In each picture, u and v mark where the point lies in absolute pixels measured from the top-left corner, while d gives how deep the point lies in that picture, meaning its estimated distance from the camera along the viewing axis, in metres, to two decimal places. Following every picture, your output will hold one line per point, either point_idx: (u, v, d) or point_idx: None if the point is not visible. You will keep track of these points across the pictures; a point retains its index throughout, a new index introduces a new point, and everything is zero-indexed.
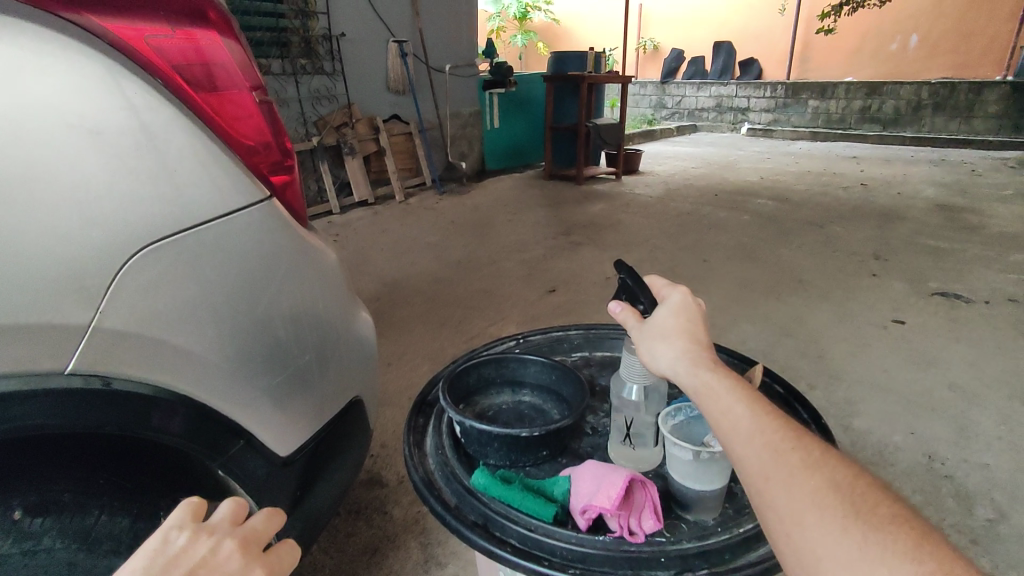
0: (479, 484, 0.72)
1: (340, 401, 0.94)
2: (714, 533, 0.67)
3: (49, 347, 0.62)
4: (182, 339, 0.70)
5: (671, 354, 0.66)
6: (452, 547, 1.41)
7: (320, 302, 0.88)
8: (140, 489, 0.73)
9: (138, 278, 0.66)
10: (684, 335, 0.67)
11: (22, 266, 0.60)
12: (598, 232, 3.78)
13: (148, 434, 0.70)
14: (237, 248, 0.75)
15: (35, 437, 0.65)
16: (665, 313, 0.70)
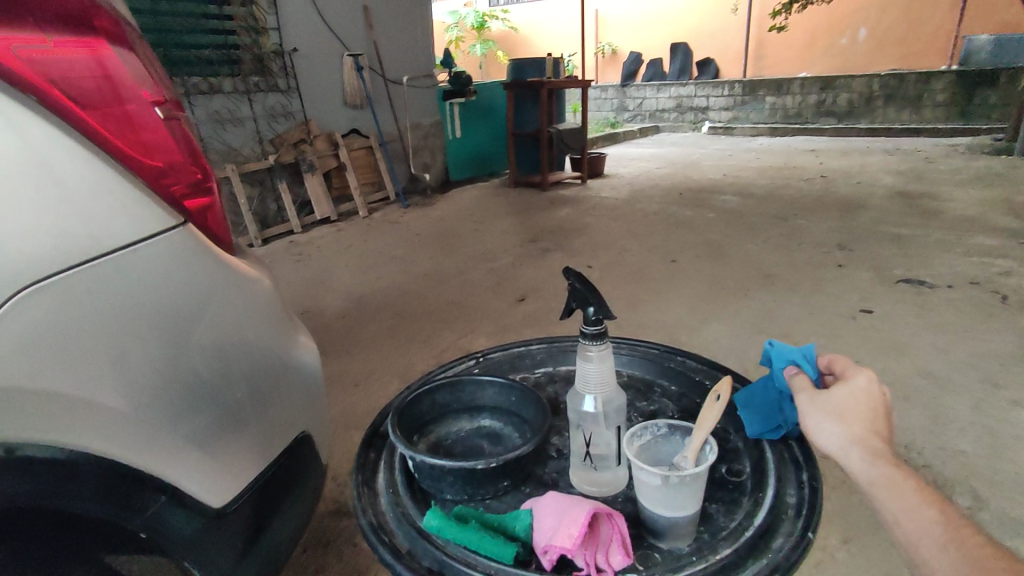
0: (432, 526, 0.65)
1: (283, 440, 0.86)
2: (691, 564, 0.61)
3: None
4: (76, 388, 0.62)
5: (841, 437, 0.69)
6: None
7: (251, 333, 0.80)
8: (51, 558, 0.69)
9: (20, 324, 0.58)
10: (846, 418, 0.70)
11: None
12: (566, 237, 3.75)
13: (50, 502, 0.63)
14: (144, 279, 0.67)
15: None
16: (842, 394, 0.72)
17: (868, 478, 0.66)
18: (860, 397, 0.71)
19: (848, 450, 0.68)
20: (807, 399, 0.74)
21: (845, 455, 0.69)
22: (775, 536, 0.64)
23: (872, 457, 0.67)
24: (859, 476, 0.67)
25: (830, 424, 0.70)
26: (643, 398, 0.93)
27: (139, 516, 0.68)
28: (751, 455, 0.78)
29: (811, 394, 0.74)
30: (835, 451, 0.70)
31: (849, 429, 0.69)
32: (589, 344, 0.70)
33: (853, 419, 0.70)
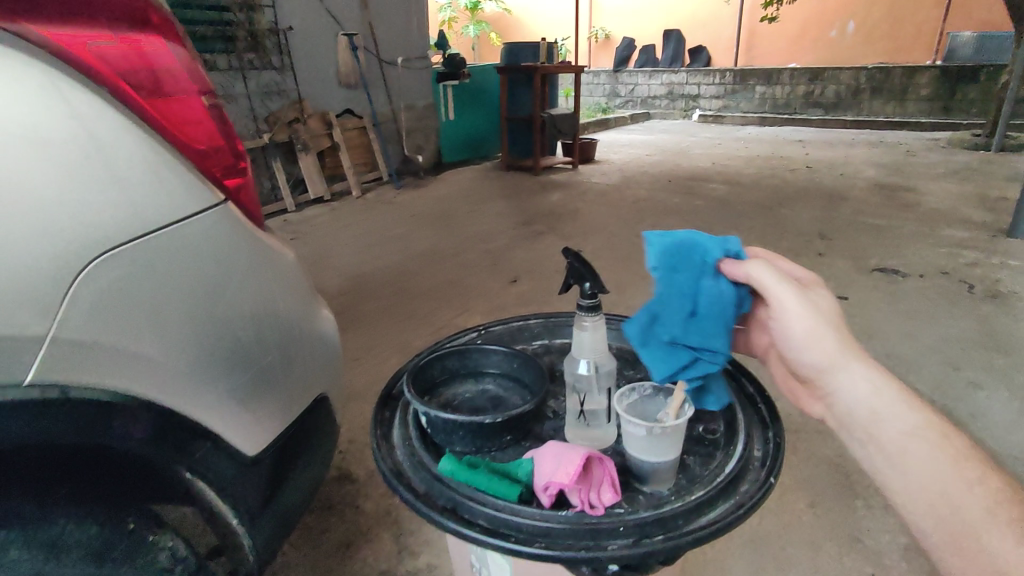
0: (446, 470, 0.76)
1: (306, 400, 0.95)
2: (668, 502, 0.72)
3: (8, 359, 0.62)
4: (139, 344, 0.70)
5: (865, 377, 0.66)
6: (424, 537, 1.47)
7: (280, 302, 0.89)
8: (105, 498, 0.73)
9: (95, 286, 0.66)
10: (843, 334, 0.68)
11: None
12: (557, 221, 3.83)
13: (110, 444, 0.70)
14: (195, 251, 0.76)
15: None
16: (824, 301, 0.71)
17: (879, 411, 0.64)
18: (837, 306, 0.71)
19: (849, 364, 0.67)
20: (795, 294, 0.70)
21: (848, 370, 0.66)
22: (741, 482, 0.75)
23: (884, 387, 0.66)
24: (890, 419, 0.64)
25: (825, 330, 0.68)
26: (631, 367, 1.03)
27: (186, 459, 0.77)
28: (725, 416, 0.89)
29: (801, 292, 0.71)
30: (829, 357, 0.67)
31: (836, 337, 0.68)
32: (585, 316, 0.80)
33: (836, 325, 0.69)
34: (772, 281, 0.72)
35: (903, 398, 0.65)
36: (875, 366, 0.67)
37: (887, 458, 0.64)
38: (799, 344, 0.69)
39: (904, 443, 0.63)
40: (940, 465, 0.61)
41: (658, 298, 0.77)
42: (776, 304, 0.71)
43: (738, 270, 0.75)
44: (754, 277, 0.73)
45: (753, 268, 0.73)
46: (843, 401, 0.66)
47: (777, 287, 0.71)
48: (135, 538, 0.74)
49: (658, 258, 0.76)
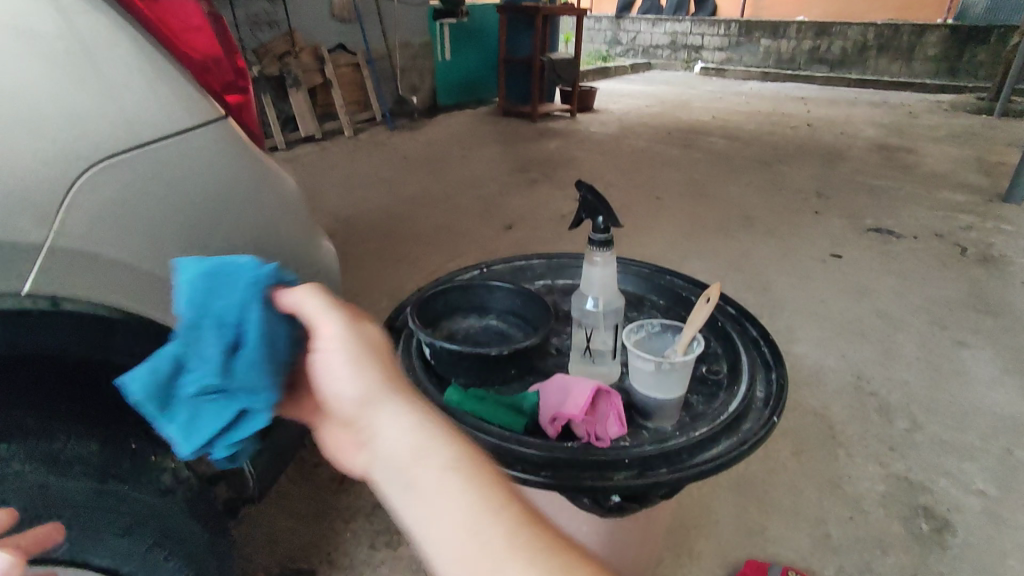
0: (454, 400, 0.75)
1: None
2: (672, 437, 0.72)
3: (6, 265, 0.60)
4: (140, 259, 0.68)
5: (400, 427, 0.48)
6: None
7: (284, 227, 0.87)
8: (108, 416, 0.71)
9: (92, 195, 0.64)
10: (371, 368, 0.50)
11: None
12: (554, 169, 3.77)
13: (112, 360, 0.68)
14: (196, 165, 0.73)
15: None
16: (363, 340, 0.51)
17: (424, 448, 0.47)
18: (378, 334, 0.53)
19: (380, 406, 0.49)
20: (340, 321, 0.51)
21: (384, 413, 0.49)
22: (744, 421, 0.76)
23: (424, 422, 0.49)
24: (399, 458, 0.47)
25: (369, 368, 0.50)
26: (634, 309, 1.03)
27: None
28: (728, 358, 0.90)
29: (348, 321, 0.52)
30: (361, 394, 0.49)
31: (375, 373, 0.50)
32: (597, 251, 0.79)
33: (375, 357, 0.51)
34: (323, 310, 0.52)
35: (447, 445, 0.48)
36: (427, 407, 0.51)
37: (416, 505, 0.46)
38: (339, 381, 0.50)
39: (435, 482, 0.46)
40: (459, 524, 0.45)
41: (183, 346, 0.53)
42: (323, 334, 0.51)
43: (297, 296, 0.53)
44: (304, 306, 0.52)
45: (304, 297, 0.53)
46: (382, 452, 0.48)
47: (320, 318, 0.51)
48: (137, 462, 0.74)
49: (183, 297, 0.52)
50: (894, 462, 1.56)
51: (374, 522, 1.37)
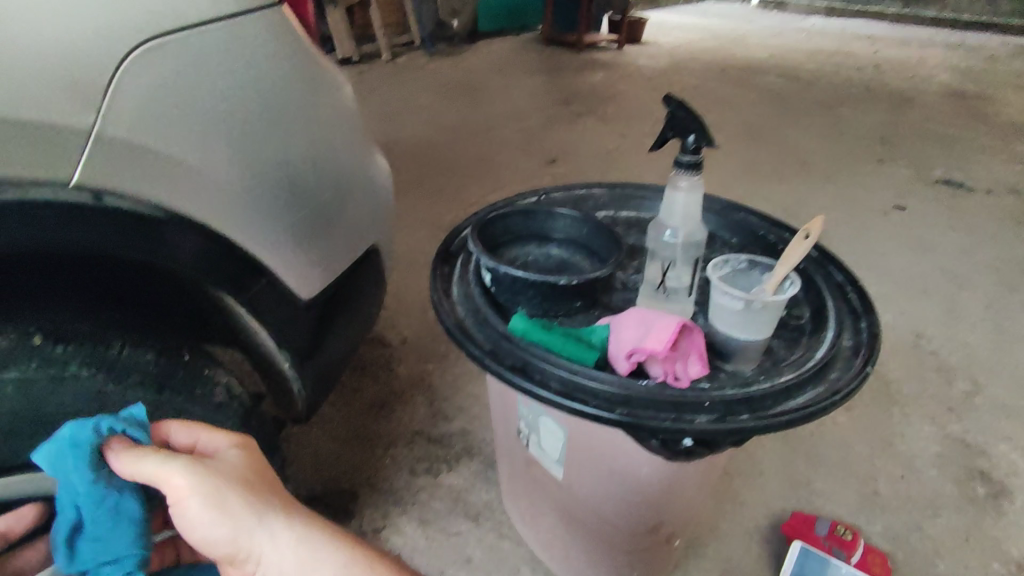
0: (517, 329, 0.71)
1: (358, 250, 0.89)
2: (757, 382, 0.67)
3: (51, 149, 0.55)
4: (192, 155, 0.63)
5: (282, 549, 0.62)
6: (458, 403, 1.49)
7: (337, 137, 0.80)
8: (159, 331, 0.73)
9: (142, 79, 0.59)
10: (243, 501, 0.62)
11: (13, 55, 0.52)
12: (600, 102, 3.58)
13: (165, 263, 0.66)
14: (249, 58, 0.67)
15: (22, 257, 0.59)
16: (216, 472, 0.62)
17: (305, 563, 0.62)
18: (249, 462, 0.66)
19: (275, 530, 0.63)
20: (182, 469, 0.60)
21: (265, 528, 0.62)
22: (831, 369, 0.70)
23: (309, 532, 0.64)
24: (284, 564, 0.62)
25: (213, 506, 0.61)
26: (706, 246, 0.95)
27: (241, 292, 0.74)
28: (812, 302, 0.82)
29: (191, 468, 0.61)
30: (240, 538, 0.62)
31: (251, 508, 0.62)
32: (683, 175, 0.73)
33: (248, 478, 0.64)
34: (164, 468, 0.60)
35: (327, 541, 0.64)
36: (297, 509, 0.65)
37: None
38: (206, 526, 0.61)
39: None
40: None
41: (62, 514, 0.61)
42: (178, 497, 0.60)
43: (131, 456, 0.60)
44: (144, 469, 0.60)
45: (137, 457, 0.60)
46: (277, 560, 0.62)
47: (164, 474, 0.60)
48: (189, 372, 0.75)
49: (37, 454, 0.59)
50: (951, 423, 1.49)
51: (413, 448, 1.37)
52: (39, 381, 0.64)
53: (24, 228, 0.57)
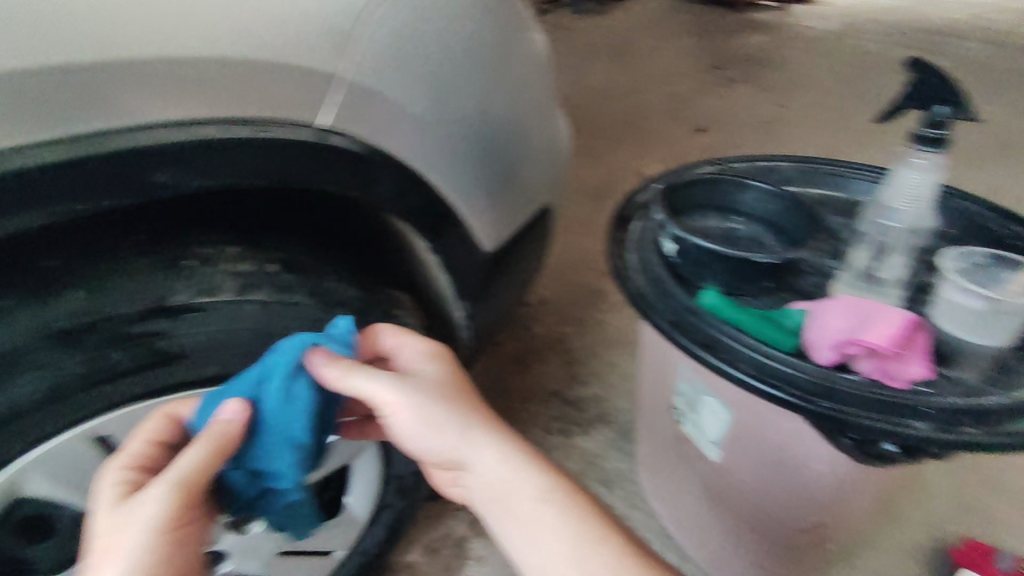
0: (708, 304, 0.69)
1: (533, 209, 0.90)
2: (983, 394, 0.62)
3: (307, 96, 0.59)
4: (414, 104, 0.66)
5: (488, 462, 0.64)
6: (593, 369, 1.49)
7: (528, 95, 0.82)
8: (357, 266, 0.73)
9: (381, 34, 0.63)
10: (448, 417, 0.64)
11: (283, 13, 0.57)
12: (757, 67, 3.30)
13: (382, 207, 0.68)
14: (461, 17, 0.70)
15: (265, 187, 0.60)
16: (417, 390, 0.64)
17: (513, 479, 0.64)
18: (448, 376, 0.67)
19: (478, 445, 0.65)
20: (389, 386, 0.63)
21: (470, 443, 0.65)
22: None
23: (511, 452, 0.66)
24: (491, 478, 0.65)
25: (423, 418, 0.64)
26: None
27: (439, 238, 0.75)
28: None
29: (396, 383, 0.63)
30: (447, 449, 0.65)
31: (456, 420, 0.65)
32: (925, 150, 0.73)
33: (449, 394, 0.66)
34: (371, 384, 0.62)
35: (527, 459, 0.66)
36: (496, 426, 0.67)
37: (521, 518, 0.64)
38: (417, 436, 0.64)
39: (534, 511, 0.63)
40: (564, 558, 0.61)
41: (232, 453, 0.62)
42: (390, 409, 0.63)
43: (330, 371, 0.60)
44: (348, 385, 0.61)
45: (338, 373, 0.60)
46: (483, 471, 0.65)
47: (371, 391, 0.62)
48: (382, 308, 0.74)
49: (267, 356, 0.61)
50: None
51: (548, 408, 1.39)
52: (269, 305, 0.63)
53: (273, 164, 0.58)
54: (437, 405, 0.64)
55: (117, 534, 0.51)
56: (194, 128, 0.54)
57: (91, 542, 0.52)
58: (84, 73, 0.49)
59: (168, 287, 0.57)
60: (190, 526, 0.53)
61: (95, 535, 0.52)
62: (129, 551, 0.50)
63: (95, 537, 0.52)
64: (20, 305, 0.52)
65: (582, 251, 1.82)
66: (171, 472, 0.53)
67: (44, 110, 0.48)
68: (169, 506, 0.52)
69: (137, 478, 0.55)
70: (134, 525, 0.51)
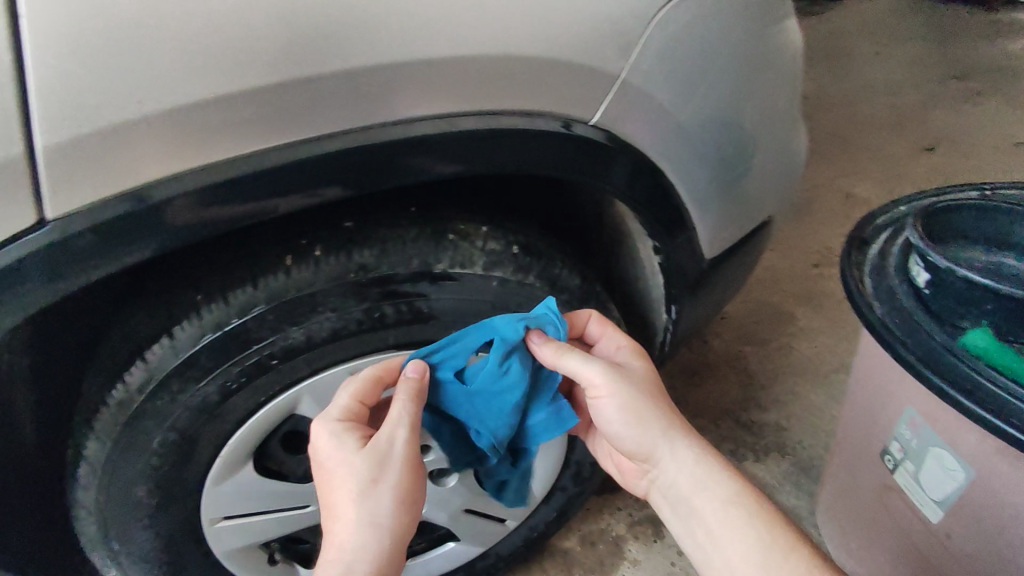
0: (978, 347, 0.62)
1: (755, 219, 0.86)
2: None
3: (589, 92, 0.60)
4: (677, 106, 0.66)
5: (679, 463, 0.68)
6: (775, 397, 1.34)
7: (774, 99, 0.78)
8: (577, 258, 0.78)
9: (665, 33, 0.62)
10: (649, 412, 0.68)
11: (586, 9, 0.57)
12: (1002, 79, 2.80)
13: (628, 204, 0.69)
14: (734, 16, 0.68)
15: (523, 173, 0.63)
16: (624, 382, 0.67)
17: (704, 480, 0.67)
18: (651, 374, 0.70)
19: (675, 441, 0.69)
20: (602, 372, 0.66)
21: (670, 436, 0.69)
22: None
23: (704, 455, 0.69)
24: (681, 475, 0.68)
25: (626, 407, 0.67)
26: None
27: (668, 241, 0.75)
28: None
29: (610, 371, 0.66)
30: (647, 440, 0.69)
31: (658, 417, 0.68)
32: None
33: (653, 391, 0.68)
34: (584, 365, 0.66)
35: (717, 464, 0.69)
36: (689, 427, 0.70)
37: (707, 516, 0.66)
38: (620, 423, 0.68)
39: (721, 512, 0.66)
40: (750, 559, 0.62)
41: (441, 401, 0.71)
42: (599, 394, 0.67)
43: (548, 350, 0.64)
44: (563, 364, 0.65)
45: (556, 353, 0.64)
46: (676, 464, 0.69)
47: (584, 372, 0.66)
48: (599, 302, 0.77)
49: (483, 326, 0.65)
50: None
51: (720, 426, 1.30)
52: (510, 283, 0.69)
53: (548, 157, 0.61)
54: (642, 399, 0.68)
55: (375, 472, 0.60)
56: (455, 118, 0.56)
57: (342, 483, 0.60)
58: (416, 65, 0.53)
59: (433, 255, 0.65)
60: (415, 458, 0.64)
61: (345, 478, 0.60)
62: (393, 482, 0.60)
63: (327, 471, 0.61)
64: (323, 255, 0.62)
65: (771, 267, 1.64)
66: (396, 419, 0.62)
67: (378, 100, 0.53)
68: (409, 445, 0.62)
69: (356, 429, 0.62)
70: (388, 462, 0.61)
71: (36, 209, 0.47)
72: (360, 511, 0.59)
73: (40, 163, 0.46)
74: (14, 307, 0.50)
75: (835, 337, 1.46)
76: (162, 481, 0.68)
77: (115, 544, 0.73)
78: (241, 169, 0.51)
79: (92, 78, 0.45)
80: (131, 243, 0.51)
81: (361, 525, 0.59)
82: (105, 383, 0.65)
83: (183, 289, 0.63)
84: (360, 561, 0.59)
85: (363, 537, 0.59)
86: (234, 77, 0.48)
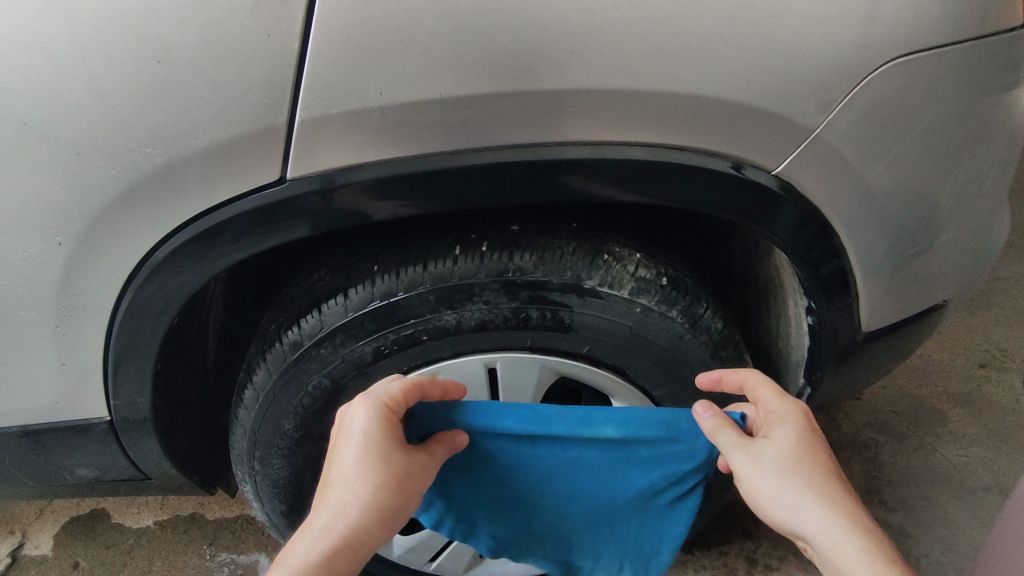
0: None
1: (928, 301, 0.80)
2: None
3: (779, 143, 0.60)
4: (869, 169, 0.63)
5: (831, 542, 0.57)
6: (905, 497, 1.21)
7: (980, 177, 0.72)
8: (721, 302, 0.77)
9: (876, 94, 0.59)
10: (800, 488, 0.59)
11: (798, 59, 0.56)
12: None
13: (790, 255, 0.68)
14: (959, 87, 0.63)
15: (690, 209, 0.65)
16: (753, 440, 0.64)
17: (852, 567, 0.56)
18: (807, 444, 0.61)
19: (827, 525, 0.57)
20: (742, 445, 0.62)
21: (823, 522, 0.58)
22: None
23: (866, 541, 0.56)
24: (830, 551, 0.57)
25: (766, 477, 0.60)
26: None
27: (825, 305, 0.72)
28: None
29: (752, 446, 0.61)
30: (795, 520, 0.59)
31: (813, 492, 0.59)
32: None
33: (795, 462, 0.60)
34: (737, 446, 0.62)
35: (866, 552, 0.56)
36: (832, 498, 0.58)
37: None
38: (767, 497, 0.60)
39: None
40: None
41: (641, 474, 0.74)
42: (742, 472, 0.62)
43: (711, 420, 0.65)
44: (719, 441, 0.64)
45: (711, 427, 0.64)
46: (820, 559, 0.58)
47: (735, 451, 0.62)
48: (736, 351, 0.76)
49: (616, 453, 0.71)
50: None
51: None
52: (652, 312, 0.69)
53: (719, 196, 0.62)
54: (788, 476, 0.59)
55: (381, 462, 0.60)
56: (619, 147, 0.59)
57: (353, 455, 0.60)
58: (615, 93, 0.56)
59: (586, 271, 0.68)
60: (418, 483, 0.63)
61: (359, 454, 0.60)
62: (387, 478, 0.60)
63: (355, 452, 0.60)
64: (488, 251, 0.67)
65: (928, 355, 1.47)
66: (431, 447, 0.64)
67: (572, 120, 0.57)
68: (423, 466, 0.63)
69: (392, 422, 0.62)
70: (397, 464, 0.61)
71: (280, 168, 0.57)
72: (351, 492, 0.59)
73: (294, 133, 0.56)
74: (244, 245, 0.62)
75: (994, 450, 1.28)
76: (307, 420, 0.77)
77: (256, 466, 0.83)
78: (434, 164, 0.58)
79: (351, 71, 0.54)
80: (341, 212, 0.60)
81: (341, 501, 0.59)
82: (282, 325, 0.74)
83: (362, 257, 0.71)
84: (327, 528, 0.59)
85: (337, 512, 0.59)
86: (459, 84, 0.55)
